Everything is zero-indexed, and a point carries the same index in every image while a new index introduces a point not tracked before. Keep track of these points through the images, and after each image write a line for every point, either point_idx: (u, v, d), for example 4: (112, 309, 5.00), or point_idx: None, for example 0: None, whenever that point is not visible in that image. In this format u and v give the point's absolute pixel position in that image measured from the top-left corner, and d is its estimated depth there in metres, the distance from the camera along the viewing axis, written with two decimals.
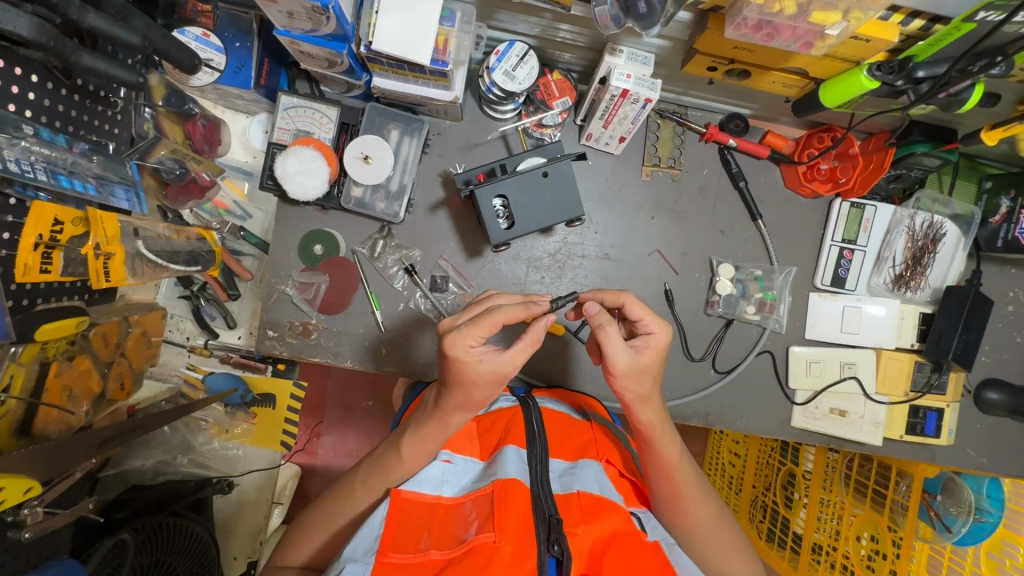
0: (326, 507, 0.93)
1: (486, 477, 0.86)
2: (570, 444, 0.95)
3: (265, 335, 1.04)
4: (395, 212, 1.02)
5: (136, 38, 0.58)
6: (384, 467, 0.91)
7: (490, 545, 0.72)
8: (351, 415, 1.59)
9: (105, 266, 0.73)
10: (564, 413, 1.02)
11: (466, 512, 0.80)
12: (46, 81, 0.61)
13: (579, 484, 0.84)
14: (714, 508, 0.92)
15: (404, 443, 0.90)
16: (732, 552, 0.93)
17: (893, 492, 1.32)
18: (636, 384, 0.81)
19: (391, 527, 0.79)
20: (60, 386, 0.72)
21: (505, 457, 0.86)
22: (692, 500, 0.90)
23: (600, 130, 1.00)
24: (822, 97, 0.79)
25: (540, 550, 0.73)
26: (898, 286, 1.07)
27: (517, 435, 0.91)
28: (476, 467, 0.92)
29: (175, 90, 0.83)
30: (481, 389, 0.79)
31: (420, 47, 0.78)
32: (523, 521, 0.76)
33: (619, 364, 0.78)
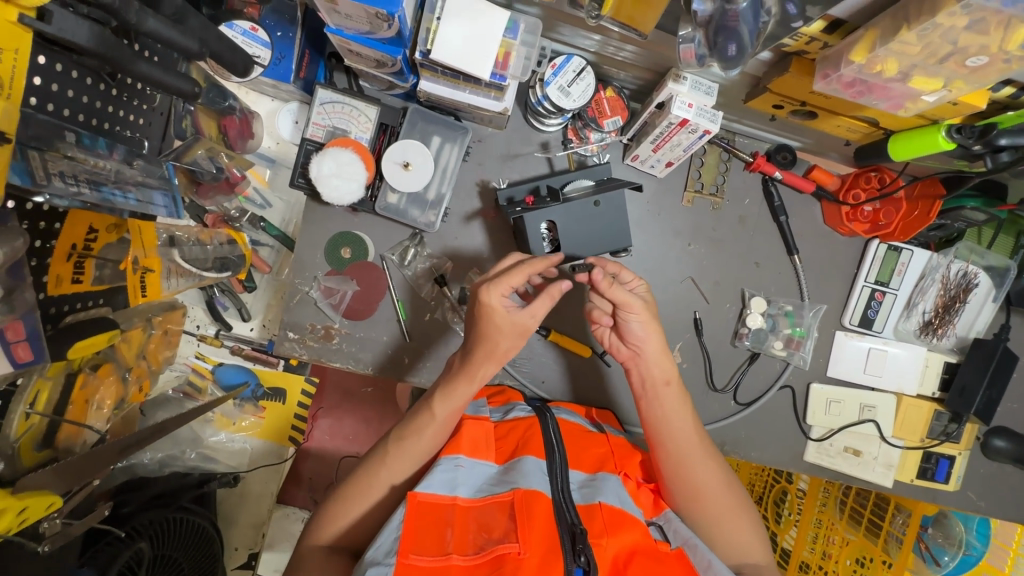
0: (350, 483, 0.84)
1: (502, 483, 0.79)
2: (589, 453, 0.89)
3: (285, 336, 1.01)
4: (430, 220, 0.99)
5: (193, 42, 0.54)
6: (416, 430, 0.85)
7: (514, 556, 0.68)
8: (351, 401, 1.46)
9: (143, 280, 0.73)
10: (580, 424, 0.96)
11: (484, 520, 0.74)
12: (85, 77, 0.55)
13: (600, 496, 0.79)
14: (719, 469, 0.87)
15: (436, 402, 0.85)
16: (739, 517, 0.87)
17: (889, 524, 1.36)
18: (646, 328, 0.85)
19: (409, 532, 0.72)
20: (84, 400, 0.70)
21: (524, 467, 0.80)
22: (698, 457, 0.86)
23: (648, 154, 0.97)
24: (890, 150, 0.78)
25: (566, 560, 0.69)
26: (925, 332, 1.08)
27: (536, 446, 0.84)
28: (489, 470, 0.83)
29: (215, 85, 0.77)
30: (507, 340, 0.83)
31: (481, 62, 0.74)
32: (547, 531, 0.72)
33: (635, 304, 0.82)
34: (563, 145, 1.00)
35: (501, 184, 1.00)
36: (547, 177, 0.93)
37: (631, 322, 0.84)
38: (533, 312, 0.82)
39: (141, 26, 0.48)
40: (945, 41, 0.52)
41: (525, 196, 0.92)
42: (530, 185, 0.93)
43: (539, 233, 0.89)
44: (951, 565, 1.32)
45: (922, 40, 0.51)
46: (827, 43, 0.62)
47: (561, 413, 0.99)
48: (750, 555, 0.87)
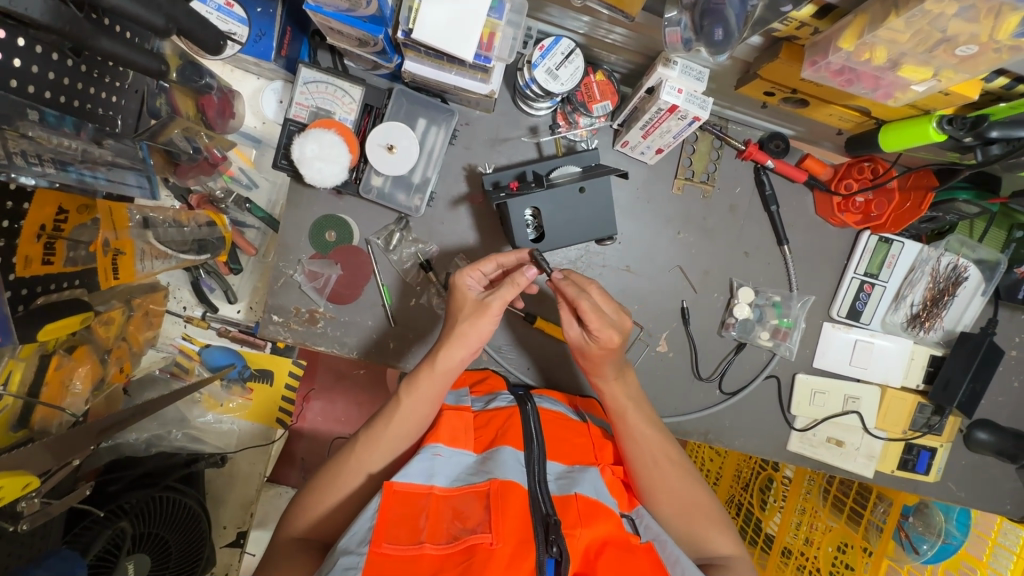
0: (326, 472, 0.85)
1: (479, 474, 0.80)
2: (568, 445, 0.90)
3: (270, 320, 1.01)
4: (415, 205, 0.98)
5: (158, 17, 0.52)
6: (385, 422, 0.86)
7: (486, 547, 0.69)
8: (344, 383, 1.46)
9: (114, 262, 0.72)
10: (560, 412, 0.96)
11: (459, 510, 0.74)
12: (51, 52, 0.53)
13: (577, 488, 0.80)
14: (684, 477, 0.91)
15: (402, 394, 0.86)
16: (704, 520, 0.90)
17: (871, 513, 1.38)
18: (592, 364, 0.91)
19: (383, 519, 0.72)
20: (60, 381, 0.70)
21: (501, 457, 0.80)
22: (660, 470, 0.90)
23: (638, 139, 0.95)
24: (881, 141, 0.76)
25: (538, 550, 0.71)
26: (912, 325, 1.07)
27: (514, 436, 0.85)
28: (468, 459, 0.84)
29: (191, 62, 0.74)
30: (475, 327, 0.83)
31: (464, 42, 0.72)
32: (520, 522, 0.73)
33: (573, 334, 0.90)
34: (552, 129, 0.98)
35: (488, 169, 0.99)
36: (532, 162, 0.91)
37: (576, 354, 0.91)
38: (501, 298, 0.83)
39: None
40: (935, 29, 0.50)
41: (510, 181, 0.91)
42: (515, 170, 0.91)
43: (523, 219, 0.89)
44: (929, 553, 1.33)
45: (911, 27, 0.50)
46: (817, 28, 0.60)
47: (543, 402, 0.98)
48: (717, 553, 0.90)
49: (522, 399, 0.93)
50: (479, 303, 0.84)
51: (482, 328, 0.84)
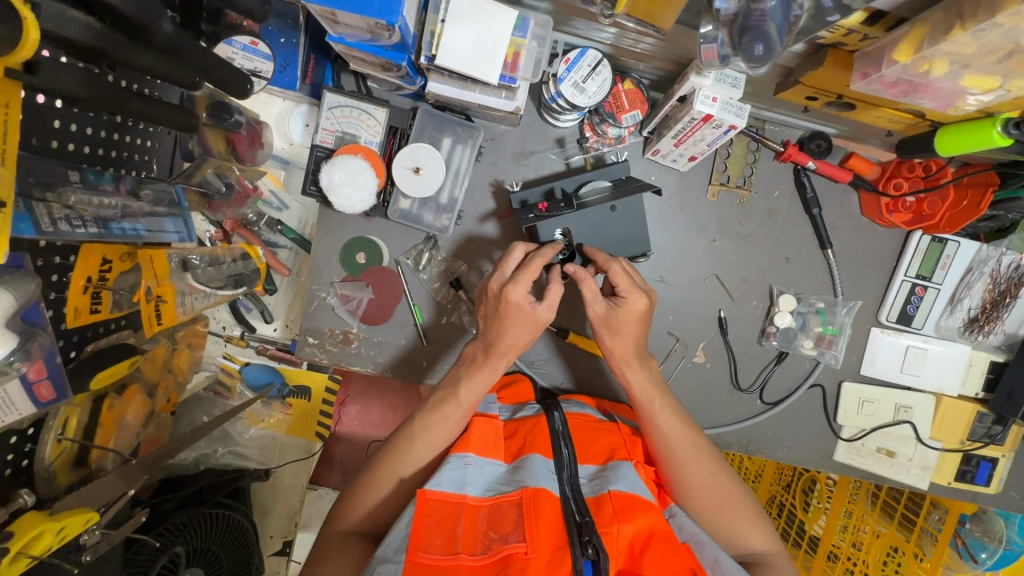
0: (378, 465, 0.85)
1: (510, 482, 0.78)
2: (598, 445, 0.88)
3: (306, 342, 1.02)
4: (444, 225, 0.97)
5: (187, 72, 0.53)
6: (442, 415, 0.86)
7: (521, 555, 0.68)
8: (378, 385, 1.40)
9: (156, 311, 0.69)
10: (588, 416, 0.96)
11: (493, 518, 0.73)
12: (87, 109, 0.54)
13: (611, 486, 0.78)
14: (713, 463, 0.86)
15: (461, 386, 0.86)
16: (738, 511, 0.86)
17: (923, 521, 1.32)
18: (617, 337, 0.85)
19: (419, 529, 0.72)
20: (113, 420, 0.72)
21: (531, 465, 0.79)
22: (686, 458, 0.86)
23: (670, 148, 0.92)
24: (936, 143, 0.70)
25: (574, 554, 0.69)
26: (970, 329, 1.01)
27: (542, 443, 0.84)
28: (499, 470, 0.82)
29: (218, 102, 0.73)
30: (518, 332, 0.83)
31: (489, 66, 0.70)
32: (555, 526, 0.72)
33: (598, 310, 0.83)
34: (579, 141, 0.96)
35: (515, 187, 0.97)
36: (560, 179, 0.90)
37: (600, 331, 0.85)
38: (550, 306, 0.82)
39: (133, 63, 0.47)
40: (1005, 40, 0.46)
41: (537, 199, 0.89)
42: (543, 188, 0.90)
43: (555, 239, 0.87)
44: (989, 562, 1.27)
45: (978, 40, 0.46)
46: (867, 35, 0.56)
47: (570, 408, 0.98)
48: (753, 548, 0.86)
49: (547, 407, 0.92)
50: (528, 313, 0.81)
51: (521, 334, 0.83)
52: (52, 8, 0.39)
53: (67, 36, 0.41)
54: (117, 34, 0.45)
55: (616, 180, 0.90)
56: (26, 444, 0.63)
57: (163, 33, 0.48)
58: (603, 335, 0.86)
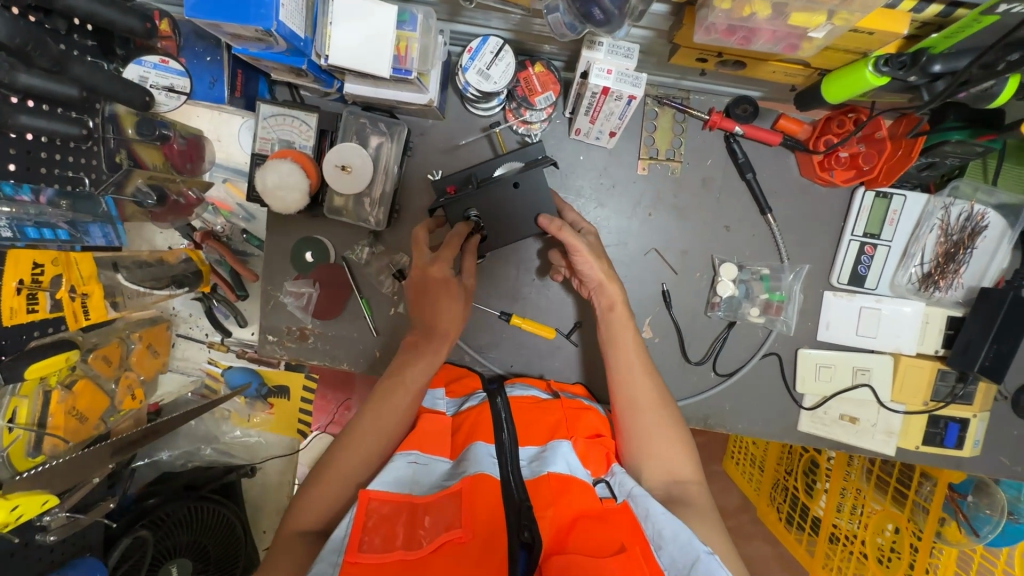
0: (331, 460, 0.80)
1: (453, 476, 0.75)
2: (539, 427, 0.85)
3: (266, 340, 1.09)
4: (378, 219, 1.01)
5: (73, 88, 0.60)
6: (392, 402, 0.85)
7: (455, 541, 0.64)
8: None
9: (82, 307, 0.76)
10: (532, 398, 0.93)
11: (433, 508, 0.68)
12: None
13: (549, 467, 0.74)
14: (662, 390, 0.88)
15: (408, 370, 0.88)
16: (673, 435, 0.84)
17: (916, 493, 1.26)
18: (592, 264, 0.89)
19: (359, 528, 0.65)
20: (65, 412, 0.79)
21: (473, 453, 0.76)
22: (642, 371, 0.88)
23: (588, 125, 0.94)
24: (824, 91, 0.69)
25: (510, 538, 0.64)
26: (925, 285, 0.97)
27: (485, 430, 0.80)
28: (443, 465, 0.79)
29: (147, 119, 0.79)
30: (445, 313, 0.90)
31: (378, 61, 0.74)
32: (494, 514, 0.68)
33: (582, 248, 0.86)
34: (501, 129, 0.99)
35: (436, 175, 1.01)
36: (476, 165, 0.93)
37: (582, 265, 0.87)
38: (469, 273, 0.95)
39: (15, 83, 0.54)
40: None
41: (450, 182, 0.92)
42: (462, 173, 0.92)
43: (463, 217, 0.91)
44: (991, 537, 1.15)
45: None
46: None
47: (514, 391, 0.96)
48: (679, 474, 0.82)
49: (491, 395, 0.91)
50: (450, 284, 0.91)
51: (452, 310, 0.91)
52: None
53: None
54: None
55: (530, 160, 0.92)
56: None
57: (46, 55, 0.55)
58: (582, 266, 0.89)
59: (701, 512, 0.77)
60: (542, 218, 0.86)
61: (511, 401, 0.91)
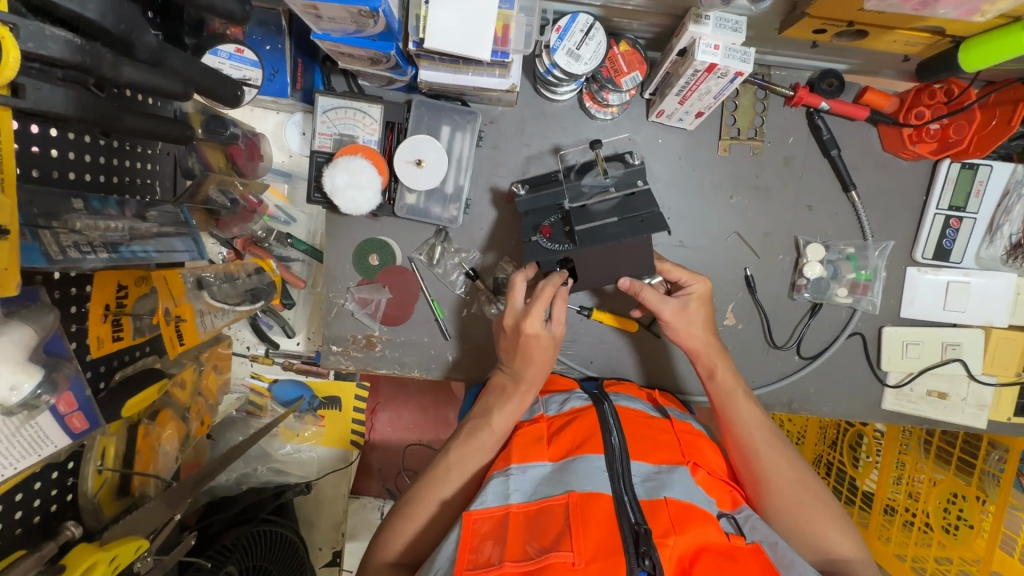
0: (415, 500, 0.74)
1: (556, 483, 0.67)
2: (654, 442, 0.75)
3: (330, 350, 1.02)
4: (452, 215, 0.95)
5: (174, 83, 0.52)
6: (476, 445, 0.78)
7: (564, 565, 0.58)
8: (406, 390, 1.36)
9: (178, 332, 0.67)
10: (640, 411, 0.82)
11: (538, 526, 0.63)
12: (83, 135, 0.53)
13: (666, 490, 0.66)
14: (796, 462, 0.77)
15: (494, 414, 0.80)
16: (824, 513, 0.74)
17: (984, 461, 1.25)
18: (691, 330, 0.85)
19: (466, 548, 0.62)
20: (149, 445, 0.72)
21: (581, 468, 0.68)
22: (767, 446, 0.78)
23: (674, 107, 0.89)
24: (960, 60, 0.66)
25: (628, 563, 0.58)
26: (1013, 256, 0.95)
27: (595, 443, 0.72)
28: (544, 470, 0.71)
29: (213, 116, 0.74)
30: (542, 354, 0.80)
31: (480, 42, 0.67)
32: (607, 535, 0.61)
33: (666, 312, 0.84)
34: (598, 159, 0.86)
35: (521, 191, 0.90)
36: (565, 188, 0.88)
37: (672, 333, 0.85)
38: (559, 318, 0.81)
39: (119, 77, 0.46)
40: None
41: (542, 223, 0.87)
42: (550, 204, 0.88)
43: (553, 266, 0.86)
44: None
45: None
46: None
47: (619, 400, 0.85)
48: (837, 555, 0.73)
49: (597, 399, 0.82)
50: (548, 338, 0.79)
51: (545, 359, 0.80)
52: (30, 27, 0.38)
53: (48, 55, 0.39)
54: (100, 48, 0.43)
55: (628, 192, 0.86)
56: (69, 478, 0.62)
57: (145, 45, 0.48)
58: (676, 335, 0.86)
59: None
60: (623, 283, 0.85)
61: (618, 409, 0.81)
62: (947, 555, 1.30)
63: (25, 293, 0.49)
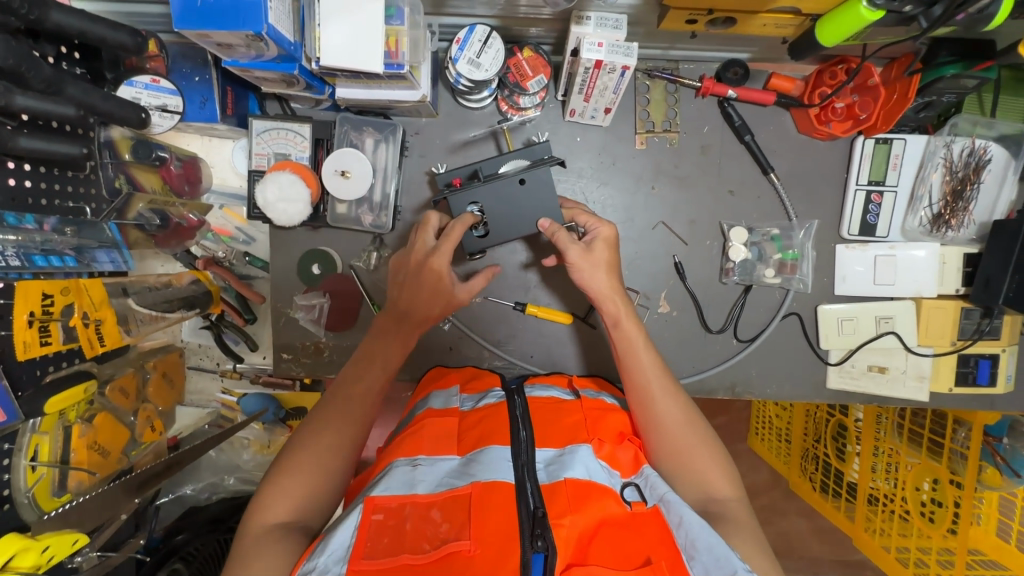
0: (302, 451, 0.73)
1: (462, 476, 0.66)
2: (560, 427, 0.75)
3: (281, 358, 1.07)
4: (383, 222, 1.00)
5: (70, 108, 0.59)
6: (364, 388, 0.81)
7: (465, 553, 0.56)
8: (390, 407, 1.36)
9: (97, 333, 0.74)
10: (553, 398, 0.84)
11: (438, 514, 0.61)
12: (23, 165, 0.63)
13: (567, 471, 0.66)
14: (688, 407, 0.80)
15: (377, 357, 0.83)
16: (708, 454, 0.76)
17: (951, 441, 1.22)
18: (597, 276, 0.85)
19: (363, 532, 0.59)
20: (87, 446, 0.77)
21: (486, 457, 0.67)
22: (663, 391, 0.80)
23: (582, 105, 0.94)
24: (817, 35, 0.70)
25: (522, 546, 0.57)
26: (936, 226, 0.96)
27: (501, 434, 0.72)
28: (451, 463, 0.70)
29: (141, 141, 0.81)
30: (442, 304, 0.85)
31: (370, 56, 0.74)
32: (505, 523, 0.59)
33: (572, 255, 0.84)
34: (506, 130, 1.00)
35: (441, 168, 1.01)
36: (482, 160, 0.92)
37: (577, 275, 0.85)
38: (469, 287, 0.88)
39: (13, 105, 0.53)
40: None
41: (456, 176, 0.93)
42: (467, 167, 0.92)
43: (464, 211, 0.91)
44: None
45: None
46: None
47: (535, 392, 0.87)
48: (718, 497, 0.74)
49: (511, 393, 0.84)
50: (447, 287, 0.84)
51: (435, 306, 0.85)
52: None
53: None
54: None
55: (536, 160, 0.91)
56: (2, 473, 0.67)
57: (39, 77, 0.55)
58: (582, 280, 0.85)
59: (743, 528, 0.69)
60: (543, 223, 0.87)
61: (529, 401, 0.83)
62: (928, 544, 1.25)
63: None
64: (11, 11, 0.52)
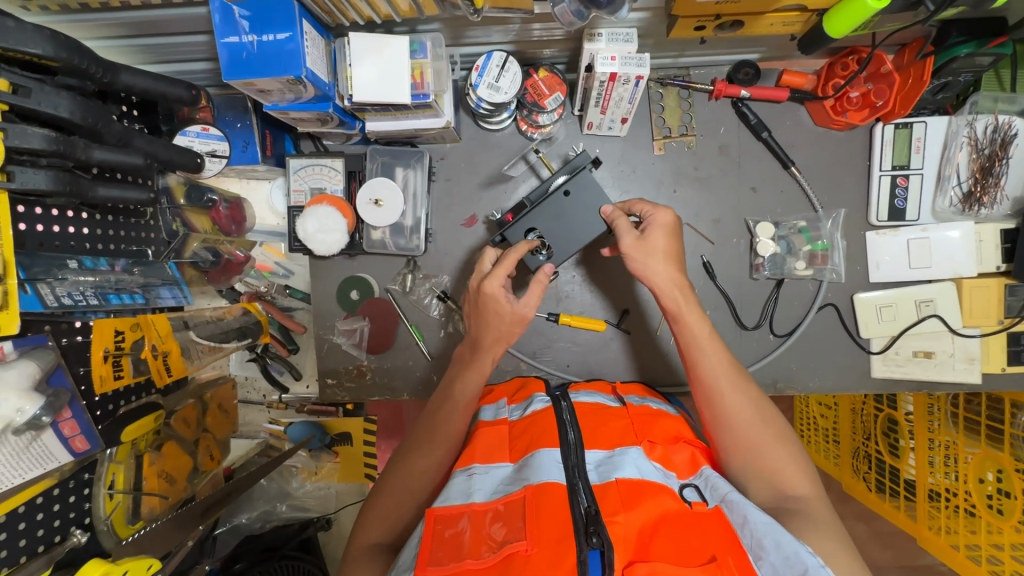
0: (390, 477, 0.80)
1: (516, 482, 0.67)
2: (608, 431, 0.76)
3: (327, 384, 1.11)
4: (416, 245, 1.05)
5: (138, 158, 0.65)
6: (444, 415, 0.83)
7: (523, 553, 0.56)
8: None
9: (164, 363, 0.80)
10: (598, 403, 0.85)
11: (496, 520, 0.62)
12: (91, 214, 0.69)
13: (618, 472, 0.67)
14: (757, 401, 0.78)
15: (456, 384, 0.86)
16: (780, 447, 0.74)
17: (1011, 425, 1.12)
18: (652, 265, 0.83)
19: (429, 541, 0.61)
20: (155, 474, 0.82)
21: (538, 460, 0.68)
22: (730, 385, 0.78)
23: (599, 117, 0.97)
24: (827, 29, 0.72)
25: (578, 543, 0.57)
26: (968, 205, 0.95)
27: (550, 436, 0.73)
28: (505, 471, 0.72)
29: (194, 187, 0.91)
30: (505, 326, 0.85)
31: (399, 87, 0.79)
32: (561, 522, 0.59)
33: (625, 241, 0.84)
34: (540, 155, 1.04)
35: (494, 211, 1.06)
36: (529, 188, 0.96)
37: (630, 264, 0.84)
38: (528, 301, 0.84)
39: (92, 158, 0.59)
40: None
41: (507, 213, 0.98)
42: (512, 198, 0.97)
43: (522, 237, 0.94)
44: None
45: None
46: None
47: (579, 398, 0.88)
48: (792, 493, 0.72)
49: (556, 398, 0.84)
50: (506, 306, 0.84)
51: (502, 326, 0.85)
52: (16, 129, 0.51)
53: (31, 147, 0.52)
54: (74, 138, 0.57)
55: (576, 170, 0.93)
56: (84, 502, 0.72)
57: (112, 131, 0.61)
58: (638, 269, 0.84)
59: (819, 525, 0.66)
60: (605, 209, 0.89)
61: (576, 406, 0.84)
62: (998, 539, 1.12)
63: (35, 336, 0.62)
64: (89, 76, 0.59)
